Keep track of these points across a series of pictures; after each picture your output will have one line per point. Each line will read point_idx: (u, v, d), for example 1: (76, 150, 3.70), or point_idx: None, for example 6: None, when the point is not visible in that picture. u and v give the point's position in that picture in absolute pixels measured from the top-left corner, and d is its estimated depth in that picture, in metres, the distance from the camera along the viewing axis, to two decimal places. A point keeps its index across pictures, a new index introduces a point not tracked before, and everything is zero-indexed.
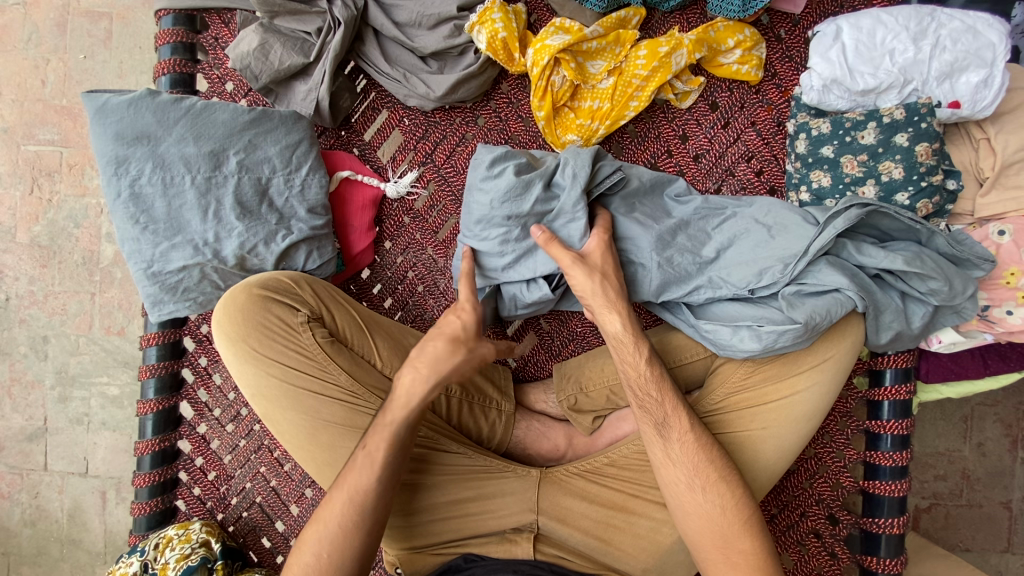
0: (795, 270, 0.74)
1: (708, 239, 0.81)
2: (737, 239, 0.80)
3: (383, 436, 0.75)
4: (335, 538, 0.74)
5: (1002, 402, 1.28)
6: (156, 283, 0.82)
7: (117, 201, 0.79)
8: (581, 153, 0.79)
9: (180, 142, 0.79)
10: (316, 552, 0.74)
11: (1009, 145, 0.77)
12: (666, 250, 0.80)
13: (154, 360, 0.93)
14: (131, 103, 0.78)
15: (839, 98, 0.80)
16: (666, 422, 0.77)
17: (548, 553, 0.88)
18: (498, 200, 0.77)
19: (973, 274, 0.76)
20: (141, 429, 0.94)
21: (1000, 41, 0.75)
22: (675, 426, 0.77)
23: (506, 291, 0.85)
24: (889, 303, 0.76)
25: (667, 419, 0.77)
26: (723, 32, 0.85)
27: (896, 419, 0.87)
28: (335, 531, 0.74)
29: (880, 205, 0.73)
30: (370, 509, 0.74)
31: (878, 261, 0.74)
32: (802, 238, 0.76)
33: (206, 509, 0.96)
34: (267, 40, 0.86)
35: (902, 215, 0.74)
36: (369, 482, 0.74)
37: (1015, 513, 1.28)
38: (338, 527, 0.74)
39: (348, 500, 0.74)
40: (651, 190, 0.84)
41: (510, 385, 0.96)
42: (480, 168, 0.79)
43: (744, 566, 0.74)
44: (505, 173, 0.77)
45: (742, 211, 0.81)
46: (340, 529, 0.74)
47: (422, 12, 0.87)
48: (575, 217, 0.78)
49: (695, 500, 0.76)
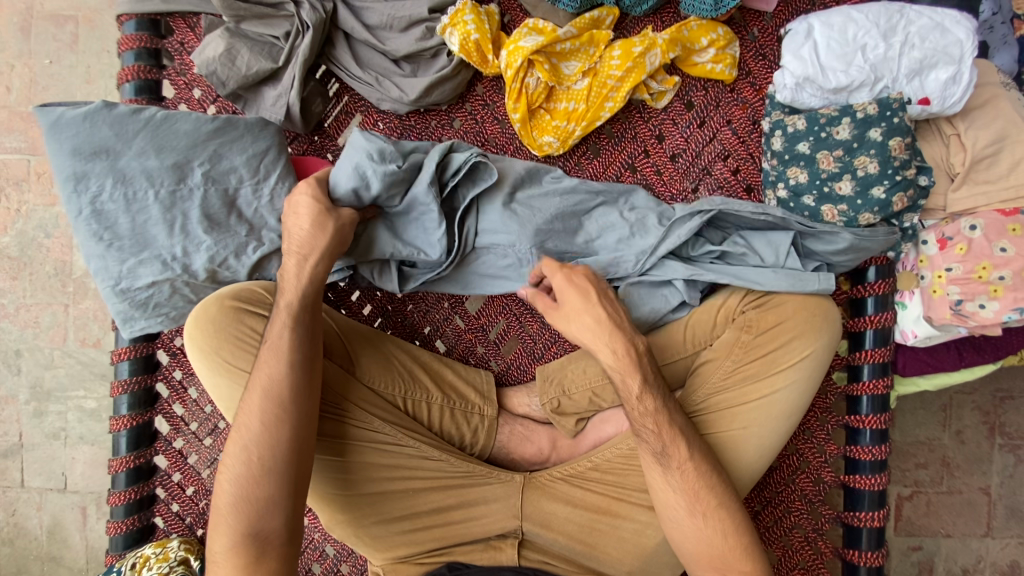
0: (643, 265, 0.83)
1: (579, 228, 0.85)
2: (604, 230, 0.85)
3: (284, 320, 0.75)
4: (259, 464, 0.72)
5: (979, 390, 1.31)
6: (126, 300, 0.80)
7: (79, 218, 0.77)
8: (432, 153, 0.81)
9: (142, 156, 0.77)
10: (244, 456, 0.73)
11: (978, 141, 0.77)
12: (542, 241, 0.84)
13: (126, 375, 0.90)
14: (86, 116, 0.75)
15: (812, 96, 0.81)
16: (665, 451, 0.76)
17: (532, 559, 0.88)
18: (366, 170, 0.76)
19: (814, 251, 0.81)
20: (115, 446, 0.91)
21: (968, 38, 0.75)
22: (675, 454, 0.76)
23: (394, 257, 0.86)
24: (776, 284, 0.79)
25: (667, 448, 0.76)
26: (696, 31, 0.85)
27: (874, 414, 0.87)
28: (265, 441, 0.72)
29: (717, 208, 0.79)
30: (291, 396, 0.74)
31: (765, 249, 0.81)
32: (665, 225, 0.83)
33: (185, 525, 0.94)
34: (233, 45, 0.83)
35: (744, 208, 0.79)
36: (281, 368, 0.74)
37: (993, 498, 1.31)
38: (262, 422, 0.73)
39: (281, 376, 0.74)
40: (528, 178, 0.85)
41: (492, 388, 0.95)
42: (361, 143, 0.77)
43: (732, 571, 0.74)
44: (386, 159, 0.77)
45: (607, 196, 0.85)
46: (257, 449, 0.72)
47: (393, 14, 0.85)
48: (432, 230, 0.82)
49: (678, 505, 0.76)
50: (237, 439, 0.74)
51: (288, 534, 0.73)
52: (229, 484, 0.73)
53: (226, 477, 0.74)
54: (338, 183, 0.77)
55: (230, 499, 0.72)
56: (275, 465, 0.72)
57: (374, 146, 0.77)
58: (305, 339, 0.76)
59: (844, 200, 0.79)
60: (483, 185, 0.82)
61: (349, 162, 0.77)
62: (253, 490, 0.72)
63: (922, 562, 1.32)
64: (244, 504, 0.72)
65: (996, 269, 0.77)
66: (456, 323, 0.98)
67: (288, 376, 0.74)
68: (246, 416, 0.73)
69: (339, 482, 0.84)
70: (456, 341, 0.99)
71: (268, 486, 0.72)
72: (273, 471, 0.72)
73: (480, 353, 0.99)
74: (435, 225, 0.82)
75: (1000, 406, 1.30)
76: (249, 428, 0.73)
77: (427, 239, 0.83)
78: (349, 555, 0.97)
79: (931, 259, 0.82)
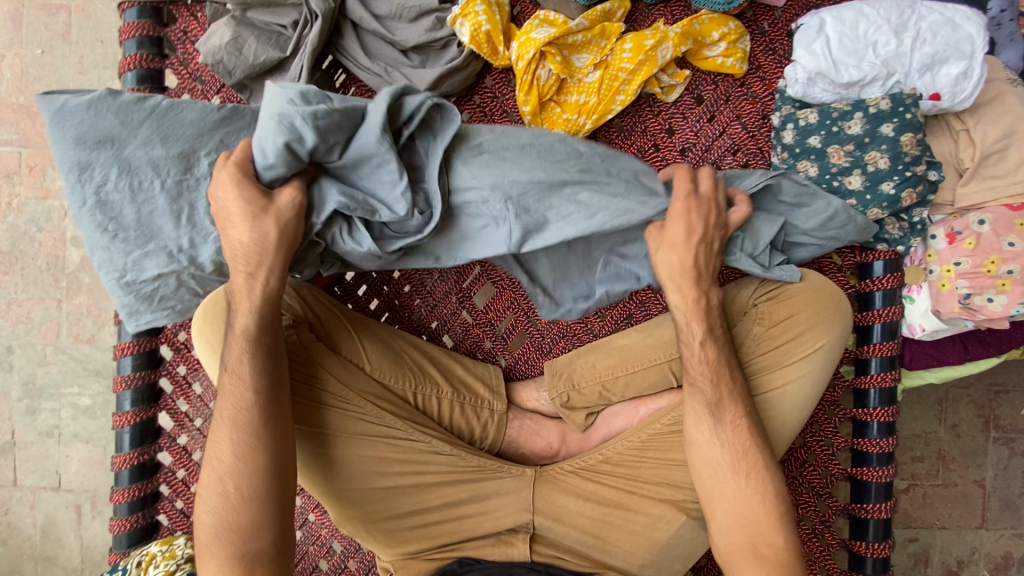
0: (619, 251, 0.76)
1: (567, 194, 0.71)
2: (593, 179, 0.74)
3: (242, 346, 0.73)
4: (238, 490, 0.72)
5: (974, 384, 1.32)
6: (131, 293, 0.79)
7: (83, 209, 0.75)
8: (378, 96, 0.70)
9: (147, 145, 0.74)
10: (220, 488, 0.72)
11: (988, 136, 0.78)
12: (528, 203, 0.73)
13: (130, 370, 0.89)
14: (91, 104, 0.73)
15: (824, 91, 0.81)
16: (719, 404, 0.77)
17: (544, 554, 0.88)
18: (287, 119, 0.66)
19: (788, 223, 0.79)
20: (118, 443, 0.90)
21: (978, 33, 0.76)
22: (729, 408, 0.77)
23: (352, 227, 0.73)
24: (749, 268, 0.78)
25: (721, 399, 0.77)
26: (708, 25, 0.85)
27: (882, 407, 0.88)
28: (241, 467, 0.72)
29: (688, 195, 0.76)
30: (257, 423, 0.72)
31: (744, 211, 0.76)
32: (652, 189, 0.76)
33: (190, 522, 0.93)
34: (240, 33, 0.82)
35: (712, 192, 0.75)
36: (245, 396, 0.72)
37: (988, 491, 1.33)
38: (234, 453, 0.72)
39: (244, 404, 0.72)
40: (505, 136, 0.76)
41: (501, 383, 0.95)
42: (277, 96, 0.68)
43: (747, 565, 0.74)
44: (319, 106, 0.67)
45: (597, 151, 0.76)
46: (233, 476, 0.72)
47: (403, 4, 0.84)
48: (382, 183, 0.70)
49: None
50: (213, 468, 0.73)
51: (276, 553, 0.73)
52: (211, 514, 0.72)
53: (204, 513, 0.73)
54: (266, 146, 0.68)
55: (213, 528, 0.72)
56: (254, 492, 0.72)
57: (297, 93, 0.67)
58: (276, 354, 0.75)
59: (854, 194, 0.79)
60: (444, 133, 0.73)
61: (273, 115, 0.67)
62: (236, 515, 0.71)
63: (918, 553, 1.34)
64: (229, 531, 0.71)
65: (1005, 263, 0.77)
66: (463, 317, 0.97)
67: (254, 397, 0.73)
68: (218, 446, 0.73)
69: (352, 477, 0.84)
70: (464, 336, 0.98)
71: (248, 515, 0.71)
72: (253, 499, 0.72)
73: (487, 348, 0.99)
74: (388, 176, 0.70)
75: (994, 400, 1.32)
76: (224, 457, 0.72)
77: (378, 195, 0.71)
78: (356, 551, 0.96)
79: (940, 253, 0.82)
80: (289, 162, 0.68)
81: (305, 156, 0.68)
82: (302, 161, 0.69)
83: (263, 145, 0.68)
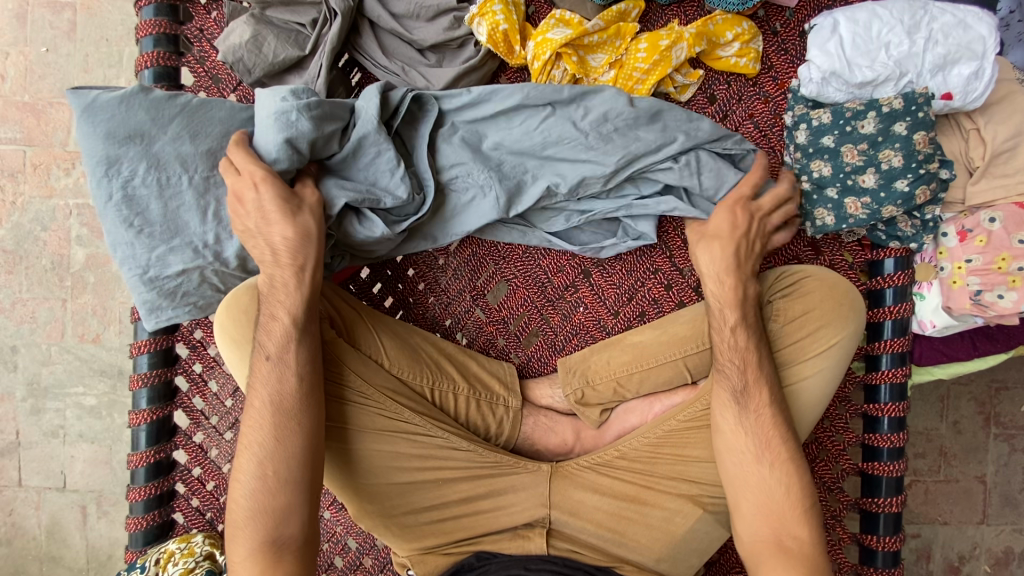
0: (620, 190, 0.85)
1: (542, 150, 0.82)
2: (560, 142, 0.81)
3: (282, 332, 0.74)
4: (272, 474, 0.73)
5: (975, 381, 1.34)
6: (154, 289, 0.79)
7: (109, 204, 0.75)
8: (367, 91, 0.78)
9: (176, 141, 0.75)
10: (257, 473, 0.73)
11: (998, 135, 0.80)
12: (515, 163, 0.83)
13: (146, 368, 0.89)
14: (123, 100, 0.74)
15: (838, 91, 0.82)
16: (745, 391, 0.78)
17: (561, 548, 0.88)
18: (284, 118, 0.72)
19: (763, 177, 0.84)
20: (134, 441, 0.89)
21: (990, 34, 0.77)
22: (755, 396, 0.78)
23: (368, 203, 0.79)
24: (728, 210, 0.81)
25: (748, 387, 0.78)
26: (722, 25, 0.86)
27: (893, 402, 0.89)
28: (275, 452, 0.73)
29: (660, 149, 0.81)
30: (298, 406, 0.73)
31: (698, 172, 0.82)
32: (617, 145, 0.80)
33: (206, 520, 0.93)
34: (259, 31, 0.82)
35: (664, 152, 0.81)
36: (285, 379, 0.73)
37: (988, 486, 1.35)
38: (273, 437, 0.73)
39: (285, 386, 0.73)
40: (473, 104, 0.82)
41: (515, 379, 0.95)
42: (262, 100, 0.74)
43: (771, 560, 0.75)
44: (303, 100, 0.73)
45: (560, 105, 0.81)
46: (266, 460, 0.73)
47: (420, 3, 0.84)
48: (384, 155, 0.78)
49: None
50: (247, 450, 0.74)
51: (304, 539, 0.74)
52: (243, 496, 0.73)
53: (239, 495, 0.74)
54: (269, 146, 0.73)
55: (245, 511, 0.73)
56: (291, 475, 0.73)
57: (287, 89, 0.73)
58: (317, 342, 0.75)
59: (868, 192, 0.81)
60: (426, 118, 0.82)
61: (267, 116, 0.73)
62: (270, 499, 0.72)
63: (920, 548, 1.36)
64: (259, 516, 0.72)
65: (1015, 259, 0.79)
66: (476, 315, 0.98)
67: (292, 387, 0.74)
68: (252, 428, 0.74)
69: (370, 474, 0.84)
70: (477, 334, 0.98)
71: (284, 499, 0.73)
72: (291, 482, 0.73)
73: (500, 345, 0.99)
74: (381, 162, 0.78)
75: (995, 397, 1.34)
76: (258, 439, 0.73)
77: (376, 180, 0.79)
78: (371, 549, 0.96)
79: (951, 250, 0.83)
80: (295, 158, 0.74)
81: (306, 152, 0.75)
82: (304, 158, 0.75)
83: (268, 146, 0.73)
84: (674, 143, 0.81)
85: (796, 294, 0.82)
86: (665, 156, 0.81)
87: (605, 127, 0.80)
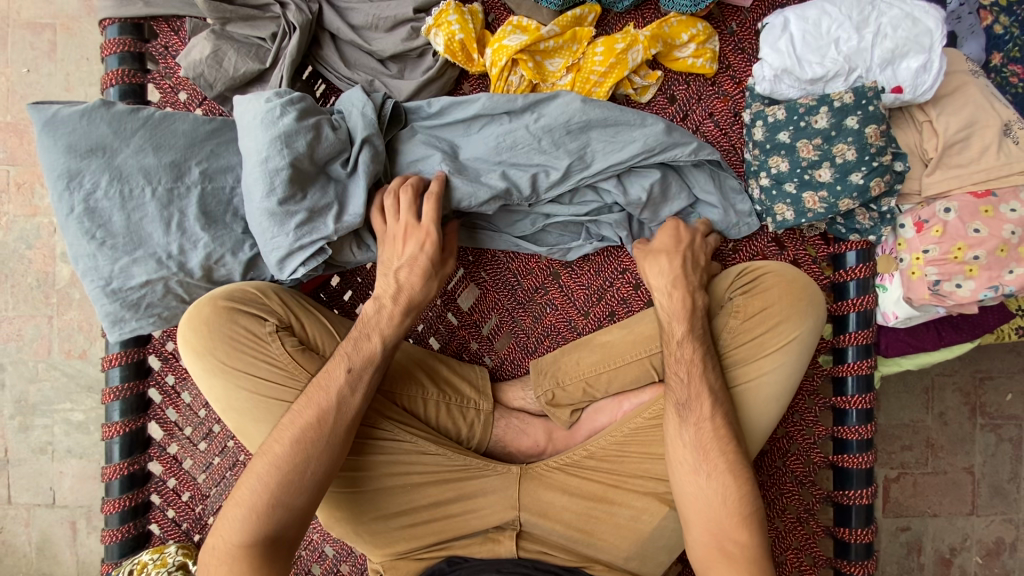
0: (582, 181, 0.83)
1: (510, 149, 0.82)
2: (514, 148, 0.82)
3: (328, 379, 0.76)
4: (249, 514, 0.72)
5: (960, 371, 1.34)
6: (116, 301, 0.80)
7: (71, 217, 0.76)
8: (357, 97, 0.82)
9: (139, 154, 0.76)
10: (254, 497, 0.73)
11: (950, 127, 0.81)
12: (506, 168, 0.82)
13: (118, 381, 0.90)
14: (84, 114, 0.76)
15: (791, 87, 0.83)
16: (687, 404, 0.79)
17: (530, 550, 0.89)
18: (271, 120, 0.75)
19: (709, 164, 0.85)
20: (108, 453, 0.91)
21: (937, 27, 0.78)
22: (712, 430, 0.78)
23: (351, 208, 0.78)
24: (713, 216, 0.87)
25: (706, 421, 0.78)
26: (677, 27, 0.87)
27: (860, 394, 0.90)
28: (272, 496, 0.73)
29: (620, 146, 0.82)
30: (326, 439, 0.74)
31: (640, 186, 0.84)
32: (570, 150, 0.82)
33: (182, 531, 0.94)
34: (220, 46, 0.84)
35: (618, 148, 0.82)
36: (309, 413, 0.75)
37: (977, 477, 1.35)
38: (275, 467, 0.73)
39: (302, 420, 0.74)
40: (441, 116, 0.84)
41: (487, 383, 0.96)
42: (248, 105, 0.76)
43: (739, 560, 0.76)
44: (291, 107, 0.76)
45: (515, 114, 0.82)
46: (255, 530, 0.72)
47: (379, 14, 0.86)
48: (373, 153, 0.80)
49: (697, 484, 0.78)
50: (231, 519, 0.73)
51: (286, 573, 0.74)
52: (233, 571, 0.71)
53: (227, 524, 0.74)
54: (253, 147, 0.75)
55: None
56: (295, 511, 0.73)
57: (271, 92, 0.77)
58: (369, 384, 0.77)
59: (825, 186, 0.82)
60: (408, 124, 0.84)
61: (254, 119, 0.76)
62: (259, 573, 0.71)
63: (910, 542, 1.35)
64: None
65: (971, 249, 0.80)
66: (448, 319, 0.99)
67: (289, 441, 0.74)
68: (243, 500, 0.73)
69: (342, 481, 0.85)
70: (449, 338, 0.99)
71: (273, 529, 0.73)
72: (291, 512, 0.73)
73: (473, 349, 1.00)
74: (359, 170, 0.79)
75: (980, 386, 1.34)
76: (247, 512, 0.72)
77: (350, 189, 0.79)
78: (348, 555, 0.97)
79: (909, 242, 0.84)
80: (286, 155, 0.74)
81: (303, 152, 0.75)
82: (297, 157, 0.75)
83: (258, 146, 0.75)
84: (636, 146, 0.81)
85: (765, 297, 0.82)
86: (633, 153, 0.81)
87: (556, 134, 0.81)
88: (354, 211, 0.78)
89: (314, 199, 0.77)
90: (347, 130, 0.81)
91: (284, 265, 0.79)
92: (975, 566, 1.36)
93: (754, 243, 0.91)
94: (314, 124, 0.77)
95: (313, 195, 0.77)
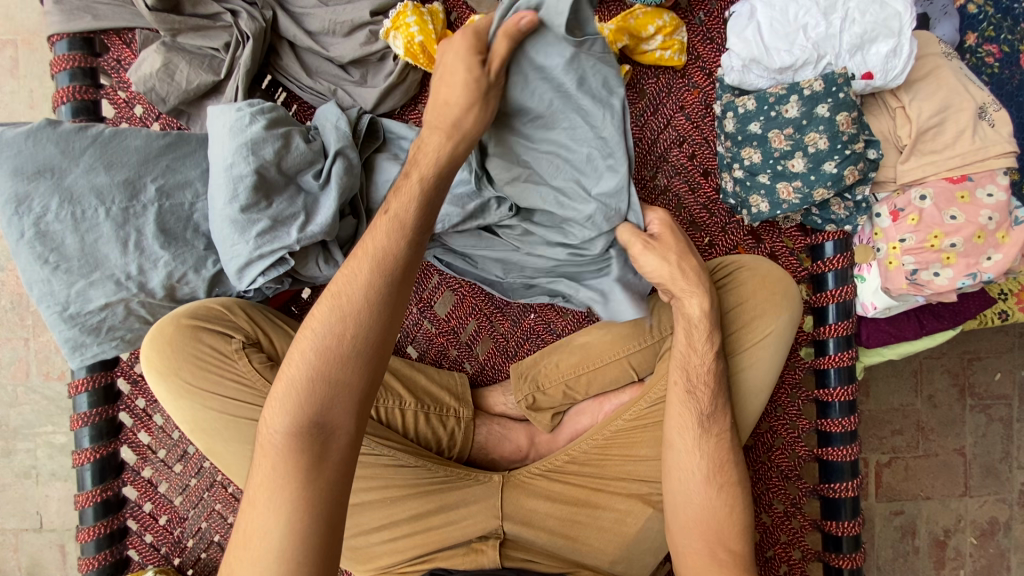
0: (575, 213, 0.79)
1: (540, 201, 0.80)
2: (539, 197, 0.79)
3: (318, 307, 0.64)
4: None
5: (947, 354, 1.33)
6: (76, 326, 0.77)
7: (21, 242, 0.74)
8: (332, 115, 0.80)
9: (90, 173, 0.74)
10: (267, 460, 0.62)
11: (923, 112, 0.79)
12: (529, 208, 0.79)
13: (86, 407, 0.87)
14: (30, 135, 0.74)
15: (760, 77, 0.81)
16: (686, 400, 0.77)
17: (514, 558, 0.86)
18: (240, 132, 0.73)
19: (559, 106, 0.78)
20: (80, 481, 0.88)
21: (905, 10, 0.76)
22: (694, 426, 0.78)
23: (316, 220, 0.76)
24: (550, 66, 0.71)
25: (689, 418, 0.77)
26: (643, 19, 0.84)
27: (842, 386, 0.88)
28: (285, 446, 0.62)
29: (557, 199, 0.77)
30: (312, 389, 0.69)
31: (540, 98, 0.71)
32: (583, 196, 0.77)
33: (161, 555, 0.92)
34: (171, 59, 0.81)
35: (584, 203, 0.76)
36: None
37: (968, 458, 1.34)
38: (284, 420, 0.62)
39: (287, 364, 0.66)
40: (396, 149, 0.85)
41: (467, 390, 0.94)
42: (215, 119, 0.75)
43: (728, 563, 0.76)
44: (258, 118, 0.74)
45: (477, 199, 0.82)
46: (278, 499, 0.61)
47: (335, 19, 0.83)
48: (332, 166, 0.77)
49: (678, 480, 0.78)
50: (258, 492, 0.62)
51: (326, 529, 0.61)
52: (262, 535, 0.60)
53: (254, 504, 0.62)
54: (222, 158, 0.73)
55: (279, 529, 0.59)
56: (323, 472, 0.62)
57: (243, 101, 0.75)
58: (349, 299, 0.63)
59: (797, 176, 0.80)
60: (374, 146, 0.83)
61: (222, 130, 0.74)
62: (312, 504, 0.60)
63: (904, 525, 1.35)
64: (306, 527, 0.60)
65: (948, 237, 0.79)
66: (425, 327, 0.97)
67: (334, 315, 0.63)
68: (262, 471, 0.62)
69: None
70: (428, 346, 0.97)
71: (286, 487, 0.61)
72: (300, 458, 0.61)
73: (453, 355, 0.98)
74: (332, 182, 0.77)
75: (968, 367, 1.33)
76: (288, 398, 0.62)
77: (320, 202, 0.77)
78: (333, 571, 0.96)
79: (886, 231, 0.83)
80: (252, 162, 0.73)
81: (270, 160, 0.74)
82: (263, 164, 0.73)
83: (223, 154, 0.73)
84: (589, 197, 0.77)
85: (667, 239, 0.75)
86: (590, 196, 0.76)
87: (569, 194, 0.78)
88: (320, 223, 0.75)
89: (281, 211, 0.75)
90: (322, 143, 0.80)
91: (244, 275, 0.76)
92: (970, 547, 1.35)
93: (728, 235, 0.90)
94: (279, 136, 0.75)
95: (277, 206, 0.75)
